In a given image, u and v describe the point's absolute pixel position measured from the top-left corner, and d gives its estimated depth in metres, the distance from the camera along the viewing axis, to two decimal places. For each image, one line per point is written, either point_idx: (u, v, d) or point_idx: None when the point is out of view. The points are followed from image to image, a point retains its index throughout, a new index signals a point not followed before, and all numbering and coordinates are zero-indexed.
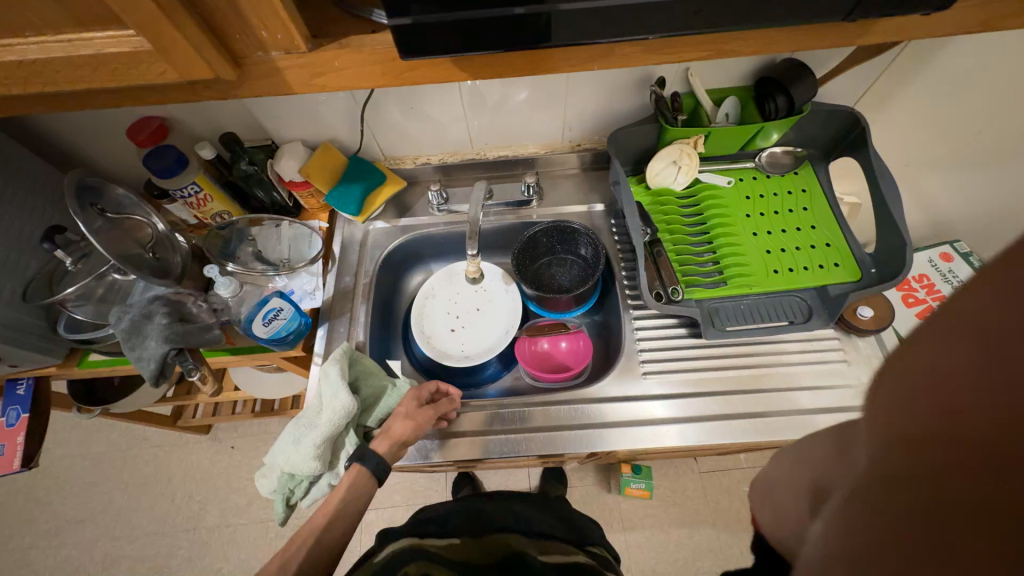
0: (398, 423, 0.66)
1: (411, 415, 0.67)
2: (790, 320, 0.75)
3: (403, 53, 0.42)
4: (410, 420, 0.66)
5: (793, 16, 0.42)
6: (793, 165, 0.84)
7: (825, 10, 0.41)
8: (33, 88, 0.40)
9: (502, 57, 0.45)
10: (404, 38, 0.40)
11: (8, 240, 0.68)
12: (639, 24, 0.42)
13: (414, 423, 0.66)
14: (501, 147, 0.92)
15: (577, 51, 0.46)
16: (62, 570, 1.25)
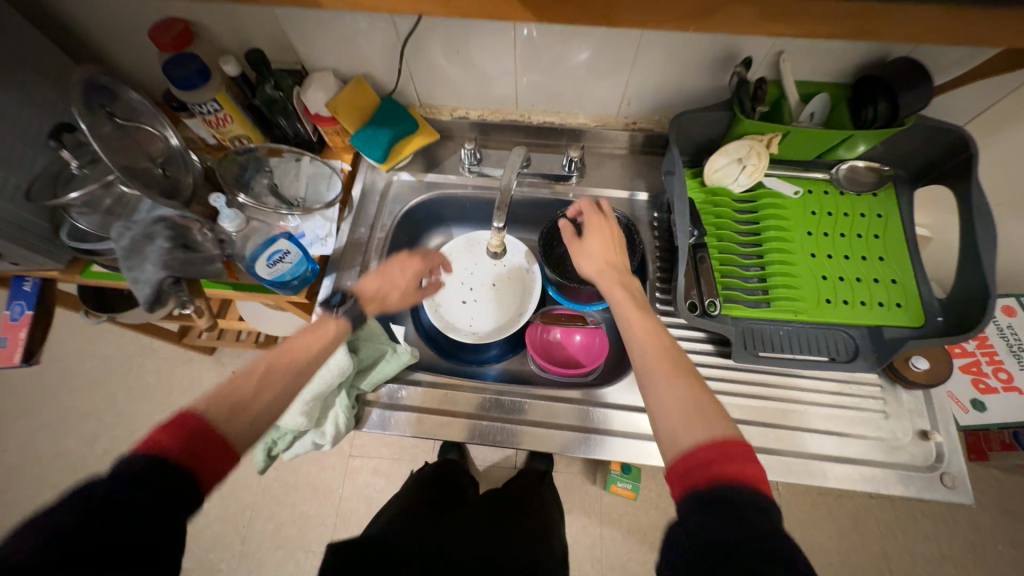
0: (382, 279, 0.68)
1: (399, 275, 0.70)
2: (832, 356, 0.68)
3: None
4: (394, 279, 0.68)
5: None
6: (875, 185, 0.74)
7: None
8: None
9: None
10: None
11: (16, 131, 0.64)
12: None
13: (402, 270, 0.69)
14: (548, 112, 0.83)
15: None
16: (62, 458, 1.31)
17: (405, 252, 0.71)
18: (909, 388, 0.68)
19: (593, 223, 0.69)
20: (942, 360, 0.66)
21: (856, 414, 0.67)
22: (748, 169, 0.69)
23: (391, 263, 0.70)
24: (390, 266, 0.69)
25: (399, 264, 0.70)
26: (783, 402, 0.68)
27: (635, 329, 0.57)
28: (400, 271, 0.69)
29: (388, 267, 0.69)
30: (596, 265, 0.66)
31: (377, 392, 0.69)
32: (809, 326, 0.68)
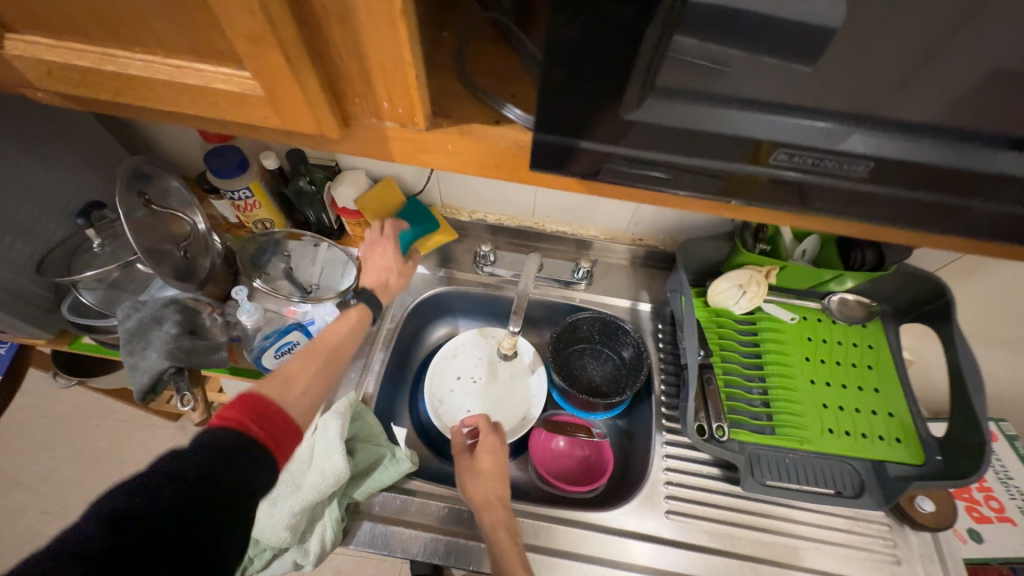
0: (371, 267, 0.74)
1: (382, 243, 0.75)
2: (838, 490, 0.68)
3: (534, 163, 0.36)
4: (386, 263, 0.75)
5: None
6: (865, 318, 0.79)
7: None
8: (97, 96, 0.33)
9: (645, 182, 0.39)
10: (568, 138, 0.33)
11: (44, 204, 0.65)
12: (850, 163, 0.33)
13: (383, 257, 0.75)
14: (561, 223, 0.89)
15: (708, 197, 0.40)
16: (19, 537, 1.28)
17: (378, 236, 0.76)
18: (916, 530, 0.66)
19: (484, 450, 0.69)
20: (946, 502, 0.66)
21: (867, 556, 0.65)
22: (748, 294, 0.73)
23: (373, 241, 0.75)
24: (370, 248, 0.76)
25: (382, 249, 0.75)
26: (794, 538, 0.66)
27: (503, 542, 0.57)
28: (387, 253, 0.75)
29: (377, 257, 0.75)
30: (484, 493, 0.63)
31: (370, 501, 0.64)
32: (814, 456, 0.69)
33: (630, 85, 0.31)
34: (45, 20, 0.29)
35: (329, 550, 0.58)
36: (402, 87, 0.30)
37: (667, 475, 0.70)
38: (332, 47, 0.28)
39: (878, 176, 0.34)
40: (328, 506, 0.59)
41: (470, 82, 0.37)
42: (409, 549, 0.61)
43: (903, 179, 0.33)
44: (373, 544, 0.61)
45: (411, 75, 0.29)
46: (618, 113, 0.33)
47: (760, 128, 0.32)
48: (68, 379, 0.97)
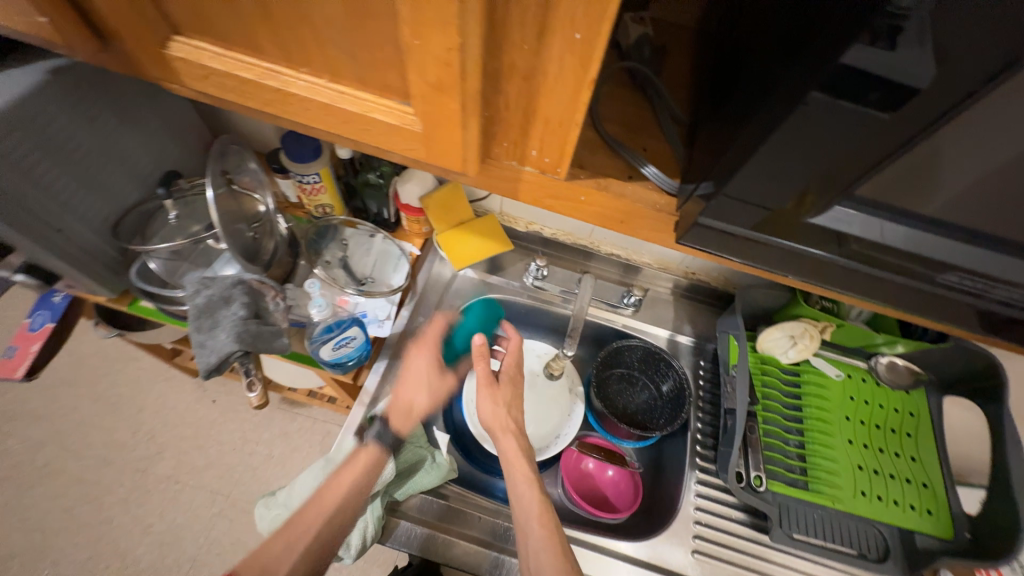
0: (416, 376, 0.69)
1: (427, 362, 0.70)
2: (861, 552, 0.69)
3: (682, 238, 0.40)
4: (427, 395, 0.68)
5: None
6: (910, 385, 0.78)
7: None
8: (245, 102, 0.33)
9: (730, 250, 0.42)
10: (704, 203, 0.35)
11: (123, 167, 0.65)
12: None
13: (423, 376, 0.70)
14: (616, 247, 0.89)
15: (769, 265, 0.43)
16: (36, 469, 1.32)
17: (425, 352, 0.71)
18: None
19: (497, 397, 0.72)
20: None
21: None
22: (798, 346, 0.74)
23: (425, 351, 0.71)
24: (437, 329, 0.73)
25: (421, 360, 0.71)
26: None
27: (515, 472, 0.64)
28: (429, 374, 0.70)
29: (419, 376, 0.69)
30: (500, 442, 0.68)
31: (408, 502, 0.65)
32: (844, 516, 0.70)
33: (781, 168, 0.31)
34: (222, 32, 0.29)
35: (369, 545, 0.60)
36: (558, 142, 0.30)
37: (697, 513, 0.71)
38: (502, 97, 0.28)
39: None
40: (371, 503, 0.61)
41: (606, 133, 0.37)
42: (442, 553, 0.63)
43: None
44: (411, 545, 0.63)
45: (572, 133, 0.29)
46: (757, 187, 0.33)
47: None
48: (109, 331, 0.99)
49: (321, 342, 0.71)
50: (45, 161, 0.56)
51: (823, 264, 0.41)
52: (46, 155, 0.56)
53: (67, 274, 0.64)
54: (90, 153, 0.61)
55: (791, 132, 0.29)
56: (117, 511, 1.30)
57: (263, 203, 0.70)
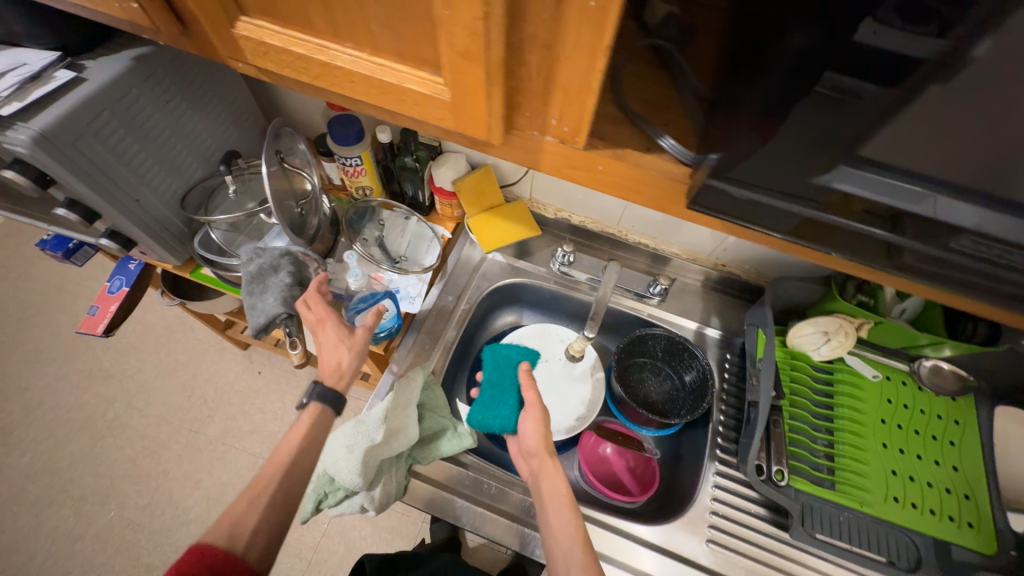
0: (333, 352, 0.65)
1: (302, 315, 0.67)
2: (890, 560, 0.66)
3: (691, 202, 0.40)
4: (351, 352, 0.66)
5: None
6: (957, 391, 0.73)
7: None
8: (297, 76, 0.37)
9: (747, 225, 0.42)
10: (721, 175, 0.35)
11: (191, 146, 0.73)
12: None
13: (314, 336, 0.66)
14: (644, 236, 0.89)
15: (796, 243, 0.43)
16: (107, 421, 1.48)
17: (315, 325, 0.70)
18: None
19: (528, 419, 0.71)
20: None
21: None
22: (832, 343, 0.71)
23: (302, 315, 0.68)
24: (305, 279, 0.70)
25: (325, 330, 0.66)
26: None
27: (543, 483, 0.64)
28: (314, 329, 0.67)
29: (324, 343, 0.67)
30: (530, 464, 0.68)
31: (429, 467, 0.69)
32: (873, 521, 0.67)
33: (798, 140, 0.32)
34: (280, 12, 0.33)
35: (391, 501, 0.64)
36: (577, 110, 0.31)
37: (713, 503, 0.70)
38: (525, 66, 0.30)
39: None
40: (395, 463, 0.65)
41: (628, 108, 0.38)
42: (460, 516, 0.66)
43: None
44: (430, 507, 0.66)
45: (590, 100, 0.30)
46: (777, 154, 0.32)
47: None
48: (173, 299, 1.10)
49: (353, 312, 0.77)
50: (128, 139, 0.64)
51: (853, 242, 0.40)
52: (129, 133, 0.64)
53: (141, 240, 0.73)
54: (164, 132, 0.68)
55: (810, 106, 0.30)
56: (172, 465, 1.43)
57: (309, 182, 0.76)
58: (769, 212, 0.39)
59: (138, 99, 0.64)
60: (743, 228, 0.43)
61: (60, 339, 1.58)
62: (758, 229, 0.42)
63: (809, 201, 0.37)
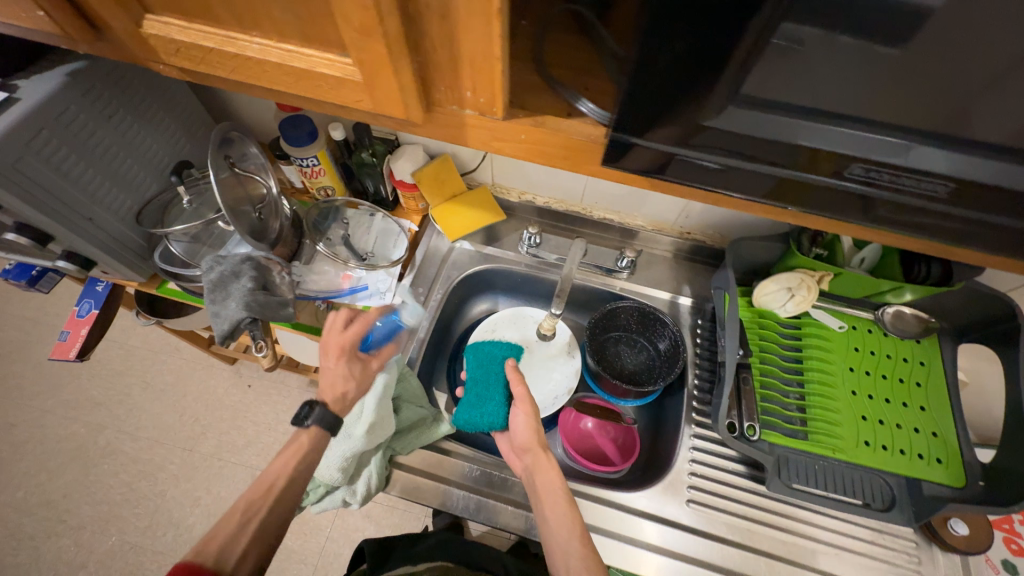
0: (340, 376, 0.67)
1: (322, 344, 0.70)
2: (866, 502, 0.67)
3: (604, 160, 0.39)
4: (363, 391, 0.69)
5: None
6: (920, 333, 0.75)
7: None
8: (214, 71, 0.37)
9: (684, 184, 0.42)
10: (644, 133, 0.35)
11: (141, 160, 0.72)
12: None
13: (330, 361, 0.68)
14: (609, 211, 0.89)
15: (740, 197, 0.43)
16: (99, 450, 1.47)
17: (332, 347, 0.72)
18: (945, 551, 0.66)
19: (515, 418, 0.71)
20: (982, 528, 0.65)
21: (888, 568, 0.65)
22: (796, 299, 0.72)
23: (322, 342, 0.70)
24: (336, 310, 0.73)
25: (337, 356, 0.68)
26: (814, 542, 0.67)
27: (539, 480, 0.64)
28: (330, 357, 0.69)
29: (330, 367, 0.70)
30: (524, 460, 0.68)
31: (410, 456, 0.70)
32: (848, 467, 0.68)
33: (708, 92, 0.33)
34: (183, 6, 0.33)
35: (374, 493, 0.65)
36: (487, 78, 0.32)
37: (692, 465, 0.72)
38: (428, 38, 0.30)
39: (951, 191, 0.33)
40: (374, 455, 0.66)
41: (549, 75, 0.39)
42: (443, 501, 0.66)
43: None
44: (432, 500, 0.66)
45: (496, 68, 0.31)
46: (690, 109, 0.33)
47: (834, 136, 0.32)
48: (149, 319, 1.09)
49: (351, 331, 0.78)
50: (73, 157, 0.63)
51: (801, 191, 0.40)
52: (73, 151, 0.63)
53: (100, 260, 0.72)
54: (111, 147, 0.68)
55: (715, 55, 0.31)
56: (169, 485, 1.43)
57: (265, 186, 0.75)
58: (739, 175, 0.39)
59: (78, 116, 0.63)
60: (725, 197, 0.43)
61: (43, 371, 1.56)
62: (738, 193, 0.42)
63: (738, 153, 0.38)
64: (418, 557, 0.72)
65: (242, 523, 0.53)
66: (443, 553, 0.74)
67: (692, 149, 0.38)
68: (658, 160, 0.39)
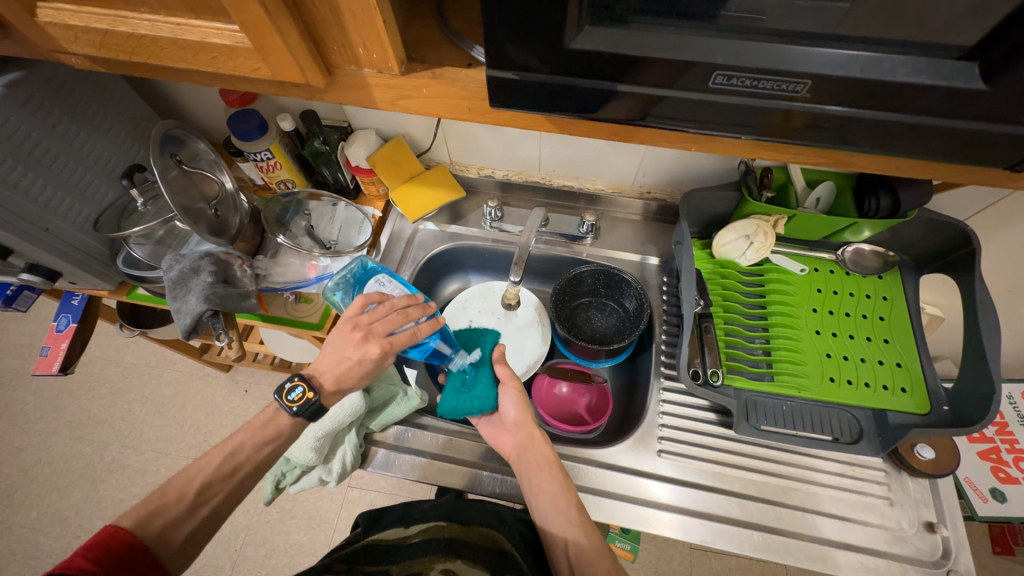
0: (336, 360, 0.59)
1: (381, 342, 0.59)
2: (835, 437, 0.68)
3: (496, 104, 0.38)
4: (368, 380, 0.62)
5: (931, 152, 0.37)
6: (880, 269, 0.76)
7: (969, 151, 0.36)
8: (116, 56, 0.37)
9: (597, 127, 0.43)
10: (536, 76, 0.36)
11: (91, 167, 0.73)
12: (816, 88, 0.33)
13: (354, 353, 0.59)
14: (568, 177, 0.89)
15: (662, 134, 0.43)
16: (103, 466, 1.49)
17: (348, 320, 0.61)
18: (914, 476, 0.67)
19: (505, 398, 0.72)
20: (948, 450, 0.66)
21: (860, 498, 0.67)
22: (755, 246, 0.72)
23: (388, 343, 0.60)
24: (399, 307, 0.63)
25: (344, 340, 0.60)
26: (787, 480, 0.68)
27: (533, 456, 0.66)
28: (350, 345, 0.59)
29: (337, 344, 0.60)
30: (515, 438, 0.68)
31: (384, 432, 0.72)
32: (815, 405, 0.69)
33: (573, 17, 0.31)
34: None
35: (348, 470, 0.67)
36: (373, 32, 0.32)
37: (663, 418, 0.73)
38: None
39: (843, 103, 0.34)
40: (346, 433, 0.68)
41: (448, 29, 0.39)
42: (421, 473, 0.70)
43: (866, 110, 0.34)
44: (426, 475, 0.71)
45: (378, 18, 0.31)
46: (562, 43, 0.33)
47: (720, 53, 0.32)
48: (132, 330, 1.10)
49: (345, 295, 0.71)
50: (21, 168, 0.63)
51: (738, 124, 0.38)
52: (20, 161, 0.63)
53: (64, 270, 0.73)
54: (59, 156, 0.68)
55: None
56: None
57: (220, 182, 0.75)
58: (669, 106, 0.37)
59: (21, 127, 0.63)
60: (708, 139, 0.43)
61: (43, 395, 1.59)
62: (720, 133, 0.38)
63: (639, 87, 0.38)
64: (410, 520, 0.66)
65: (192, 506, 0.51)
66: (440, 510, 0.67)
67: (680, 91, 0.35)
68: (640, 108, 0.37)
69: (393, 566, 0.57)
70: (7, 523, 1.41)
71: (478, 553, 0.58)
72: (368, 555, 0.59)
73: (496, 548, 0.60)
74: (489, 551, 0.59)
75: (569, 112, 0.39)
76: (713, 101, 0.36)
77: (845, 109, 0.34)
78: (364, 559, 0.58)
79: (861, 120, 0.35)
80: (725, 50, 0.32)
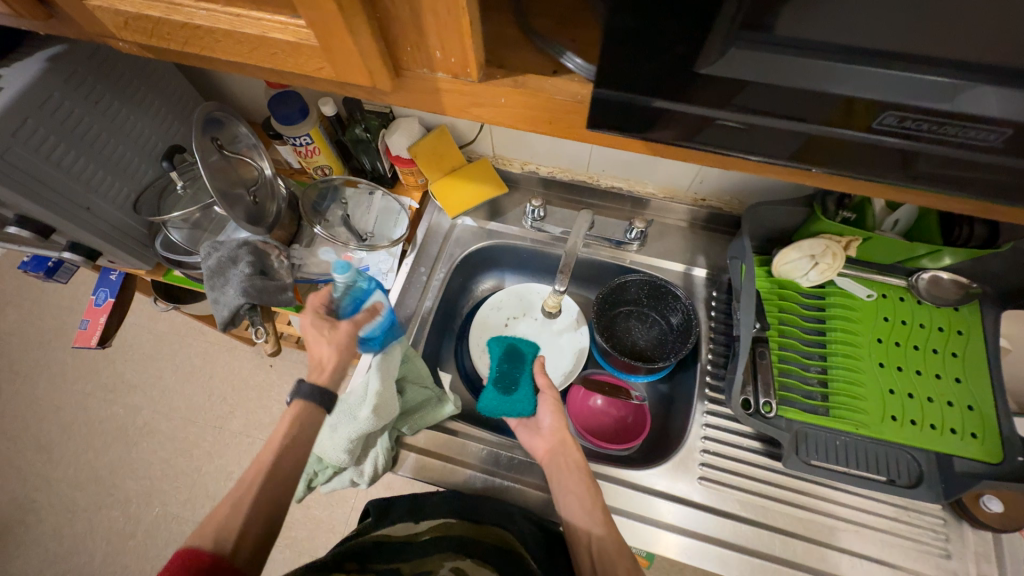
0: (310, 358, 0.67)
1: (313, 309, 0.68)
2: (892, 479, 0.64)
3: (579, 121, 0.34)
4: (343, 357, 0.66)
5: None
6: (958, 300, 0.69)
7: None
8: (169, 45, 0.34)
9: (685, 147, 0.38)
10: (632, 92, 0.31)
11: (132, 145, 0.71)
12: (976, 127, 0.28)
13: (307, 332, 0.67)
14: (617, 178, 0.84)
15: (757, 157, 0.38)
16: (135, 429, 1.54)
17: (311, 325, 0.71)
18: (976, 528, 0.62)
19: (542, 406, 0.71)
20: (1017, 503, 0.61)
21: (913, 546, 0.63)
22: (820, 267, 0.67)
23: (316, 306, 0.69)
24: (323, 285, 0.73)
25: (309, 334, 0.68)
26: (833, 519, 0.64)
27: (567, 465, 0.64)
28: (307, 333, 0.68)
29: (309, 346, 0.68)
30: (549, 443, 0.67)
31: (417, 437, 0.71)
32: (872, 443, 0.64)
33: (714, 41, 0.27)
34: None
35: (380, 473, 0.66)
36: (456, 35, 0.28)
37: (704, 443, 0.70)
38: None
39: (1009, 146, 0.28)
40: (379, 436, 0.67)
41: (530, 30, 0.34)
42: (447, 479, 0.69)
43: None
44: (447, 480, 0.69)
45: (465, 22, 0.27)
46: (693, 66, 0.29)
47: (858, 84, 0.27)
48: (166, 305, 1.11)
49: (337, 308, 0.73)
50: (64, 145, 0.62)
51: (869, 154, 0.32)
52: (62, 139, 0.62)
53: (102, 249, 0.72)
54: (100, 134, 0.67)
55: None
56: (204, 460, 1.49)
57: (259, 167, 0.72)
58: (775, 137, 0.32)
59: (64, 102, 0.62)
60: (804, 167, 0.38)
61: (80, 356, 1.64)
62: (825, 163, 0.34)
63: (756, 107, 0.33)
64: (421, 513, 0.64)
65: None
66: (452, 506, 0.64)
67: (799, 115, 0.30)
68: (744, 133, 0.33)
69: (404, 565, 0.56)
70: (48, 477, 1.48)
71: (491, 554, 0.58)
72: (379, 551, 0.58)
73: (507, 547, 0.59)
74: (501, 551, 0.58)
75: (661, 131, 0.34)
76: (836, 130, 0.31)
77: (1000, 152, 0.29)
78: (375, 556, 0.57)
79: (1014, 169, 0.30)
80: (867, 78, 0.27)
